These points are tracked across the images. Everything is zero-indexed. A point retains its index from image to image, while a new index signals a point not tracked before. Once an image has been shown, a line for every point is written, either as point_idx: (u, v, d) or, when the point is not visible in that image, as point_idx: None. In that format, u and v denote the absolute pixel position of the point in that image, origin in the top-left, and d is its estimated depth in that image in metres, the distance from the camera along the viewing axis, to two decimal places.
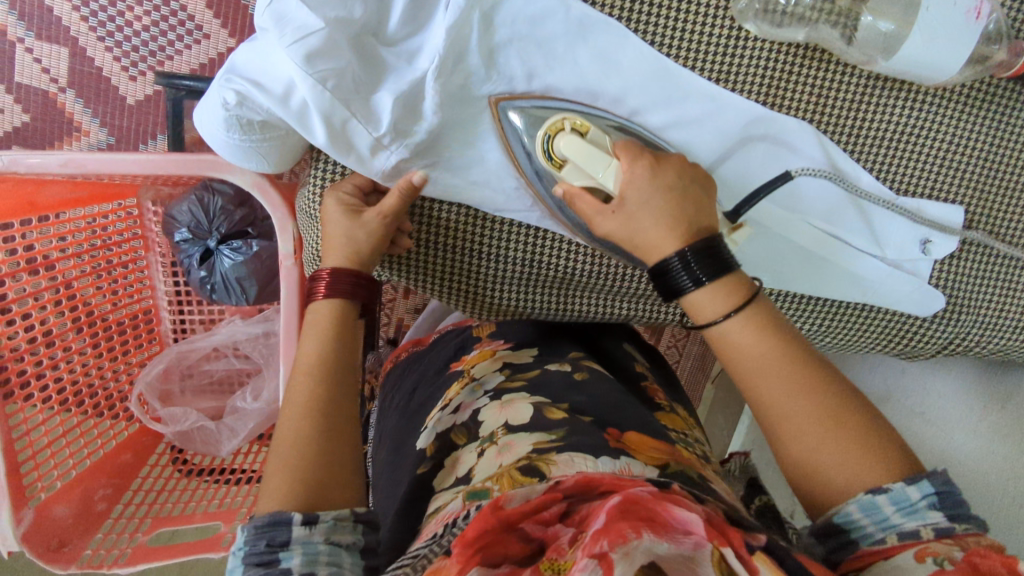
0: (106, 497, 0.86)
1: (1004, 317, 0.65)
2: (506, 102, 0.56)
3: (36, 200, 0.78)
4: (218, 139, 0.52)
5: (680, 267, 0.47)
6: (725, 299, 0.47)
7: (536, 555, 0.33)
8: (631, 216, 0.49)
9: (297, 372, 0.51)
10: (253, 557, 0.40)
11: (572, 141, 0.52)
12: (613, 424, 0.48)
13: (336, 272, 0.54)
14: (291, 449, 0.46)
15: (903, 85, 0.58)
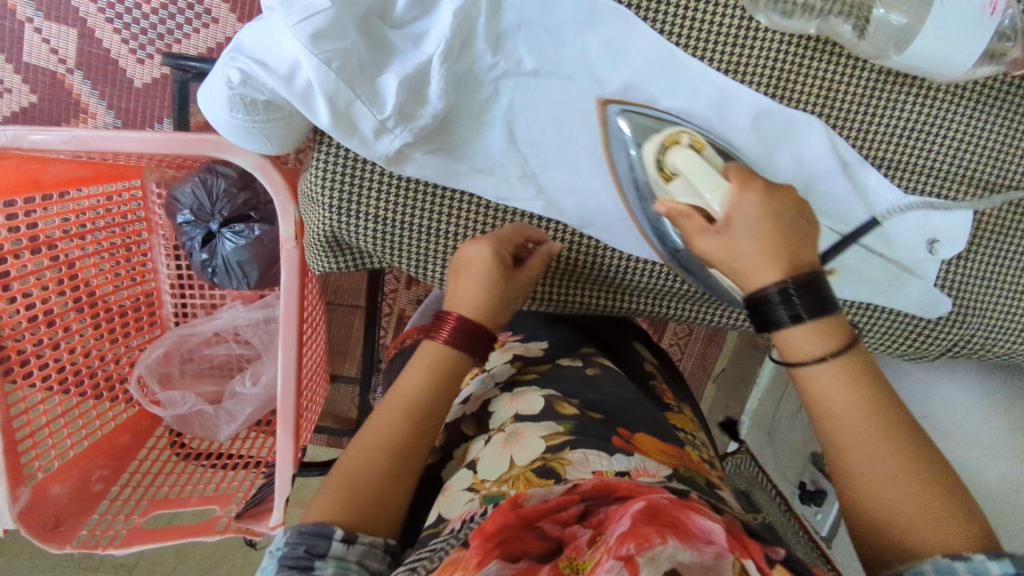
0: (104, 478, 0.86)
1: (1011, 319, 0.65)
2: (616, 107, 0.57)
3: (40, 178, 0.78)
4: (222, 119, 0.52)
5: (779, 302, 0.43)
6: (822, 341, 0.43)
7: (553, 552, 0.32)
8: (733, 240, 0.45)
9: (393, 397, 0.50)
10: (289, 560, 0.41)
11: (685, 158, 0.50)
12: (624, 424, 0.48)
13: (463, 319, 0.52)
14: (354, 468, 0.46)
15: (915, 81, 0.57)
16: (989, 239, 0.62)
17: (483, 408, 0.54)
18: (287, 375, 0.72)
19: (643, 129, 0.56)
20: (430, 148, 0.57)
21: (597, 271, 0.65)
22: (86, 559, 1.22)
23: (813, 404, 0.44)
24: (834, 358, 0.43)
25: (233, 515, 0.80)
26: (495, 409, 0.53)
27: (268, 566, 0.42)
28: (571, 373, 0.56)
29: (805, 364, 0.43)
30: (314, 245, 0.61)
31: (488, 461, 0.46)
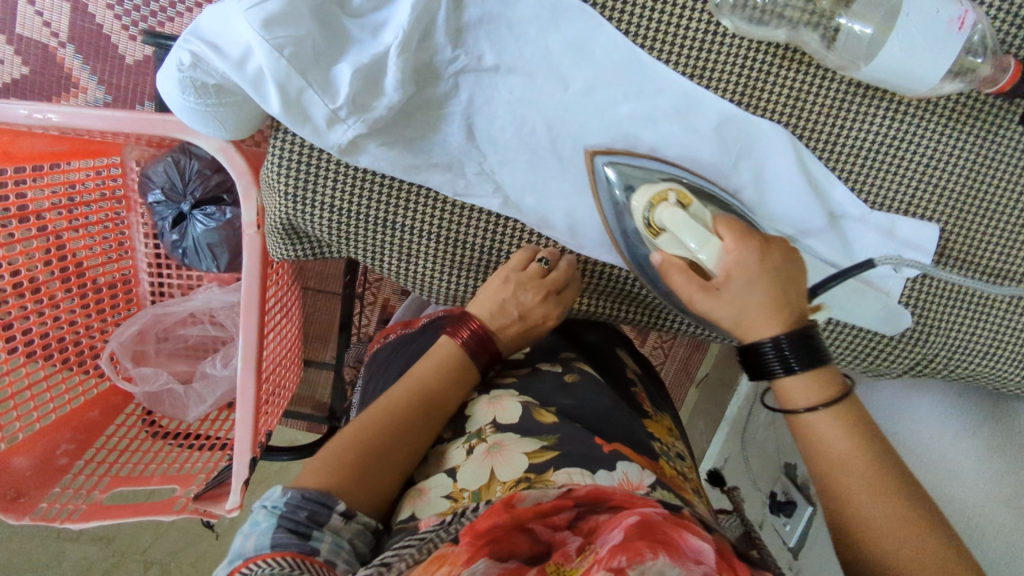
0: (68, 452, 0.86)
1: (975, 341, 0.64)
2: (602, 156, 0.58)
3: (11, 149, 0.78)
4: (174, 101, 0.51)
5: (774, 356, 0.45)
6: (818, 392, 0.45)
7: (540, 556, 0.35)
8: (733, 297, 0.46)
9: (399, 386, 0.53)
10: (289, 523, 0.40)
11: (674, 211, 0.51)
12: (602, 433, 0.48)
13: (483, 326, 0.58)
14: (353, 442, 0.48)
15: (886, 94, 0.56)
16: (955, 258, 0.61)
17: (460, 413, 0.55)
18: (246, 359, 0.71)
19: (627, 177, 0.57)
20: (385, 140, 0.56)
21: None
22: (61, 531, 1.23)
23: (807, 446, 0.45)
24: (828, 408, 0.44)
25: (191, 496, 0.81)
26: (472, 413, 0.53)
27: (261, 522, 0.40)
28: (550, 379, 0.57)
29: (800, 413, 0.45)
30: (273, 232, 0.61)
31: (470, 471, 0.46)
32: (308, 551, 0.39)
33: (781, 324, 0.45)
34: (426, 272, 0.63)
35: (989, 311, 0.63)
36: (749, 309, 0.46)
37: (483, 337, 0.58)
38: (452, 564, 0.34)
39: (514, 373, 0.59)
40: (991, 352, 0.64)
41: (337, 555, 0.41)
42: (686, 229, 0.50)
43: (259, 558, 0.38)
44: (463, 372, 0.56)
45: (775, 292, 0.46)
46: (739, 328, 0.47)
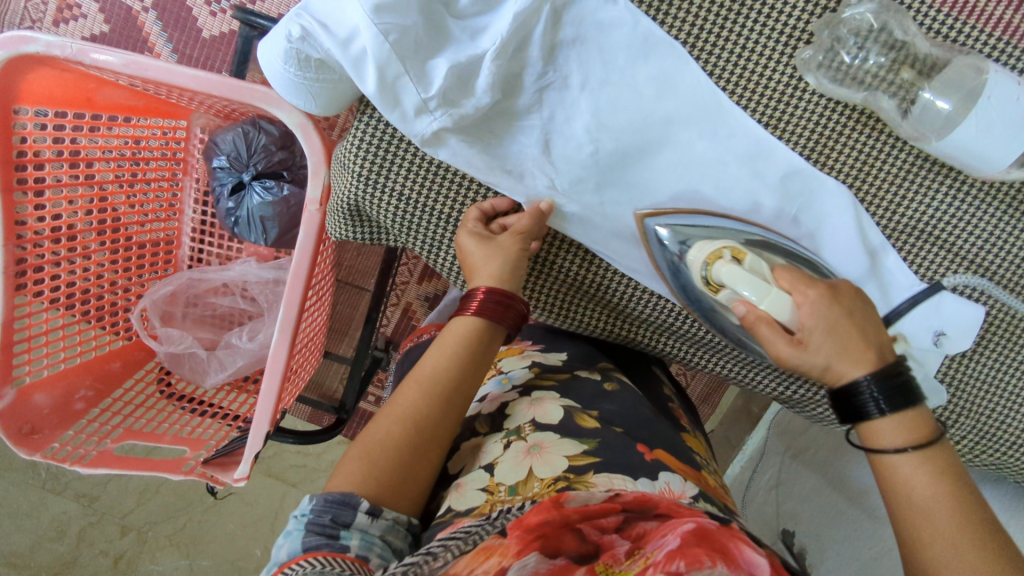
0: (87, 398, 0.87)
1: (1006, 429, 0.64)
2: (652, 218, 0.60)
3: (94, 97, 0.81)
4: (275, 70, 0.53)
5: (868, 397, 0.48)
6: (907, 434, 0.47)
7: (588, 556, 0.36)
8: (817, 348, 0.48)
9: (409, 379, 0.53)
10: (316, 526, 0.42)
11: (731, 268, 0.51)
12: (643, 440, 0.52)
13: (490, 291, 0.55)
14: (376, 445, 0.48)
15: (951, 172, 0.57)
16: (995, 344, 0.62)
17: (500, 411, 0.57)
18: (283, 332, 0.72)
19: (685, 235, 0.58)
20: (466, 137, 0.58)
21: (605, 293, 0.67)
22: (46, 484, 1.22)
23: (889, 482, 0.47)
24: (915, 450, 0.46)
25: (200, 460, 0.82)
26: (513, 413, 0.56)
27: (292, 531, 0.42)
28: (590, 385, 0.60)
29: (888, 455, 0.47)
30: (336, 211, 0.63)
31: (507, 466, 0.48)
32: (340, 549, 0.41)
33: (868, 365, 0.48)
34: None
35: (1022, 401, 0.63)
36: (836, 355, 0.48)
37: (497, 292, 0.55)
38: (503, 556, 0.35)
39: (553, 376, 0.61)
40: (1015, 441, 0.64)
41: (370, 552, 0.42)
42: (743, 281, 0.50)
43: (295, 561, 0.39)
44: (480, 349, 0.54)
45: (851, 329, 0.49)
46: (825, 374, 0.49)
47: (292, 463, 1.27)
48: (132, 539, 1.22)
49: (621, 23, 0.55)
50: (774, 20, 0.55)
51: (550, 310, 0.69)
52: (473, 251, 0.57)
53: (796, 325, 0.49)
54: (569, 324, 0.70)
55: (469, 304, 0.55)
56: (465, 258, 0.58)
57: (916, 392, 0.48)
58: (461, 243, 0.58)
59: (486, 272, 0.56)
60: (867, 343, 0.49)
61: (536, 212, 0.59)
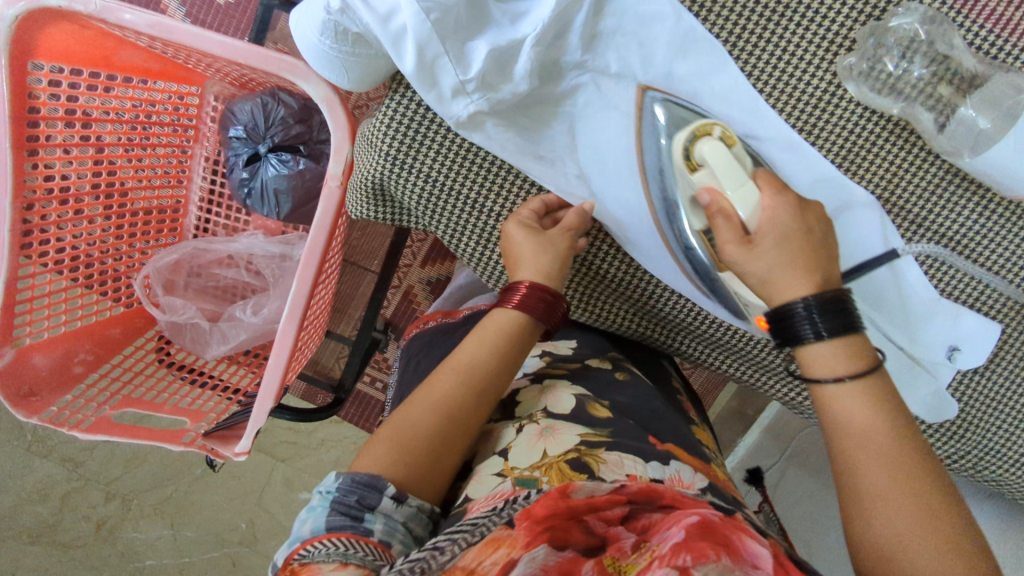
0: (85, 363, 0.86)
1: (1009, 447, 0.65)
2: (655, 94, 0.57)
3: (112, 58, 0.80)
4: (311, 43, 0.53)
5: (804, 318, 0.47)
6: (845, 361, 0.46)
7: (596, 548, 0.36)
8: (763, 253, 0.49)
9: (445, 366, 0.53)
10: (341, 506, 0.42)
11: (716, 149, 0.53)
12: (654, 432, 0.52)
13: (533, 286, 0.55)
14: (408, 429, 0.48)
15: (979, 189, 0.57)
16: (1007, 362, 0.62)
17: (511, 397, 0.59)
18: (294, 308, 0.71)
19: (676, 118, 0.56)
20: (502, 122, 0.58)
21: (628, 290, 0.66)
22: (33, 445, 1.21)
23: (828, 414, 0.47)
24: (851, 379, 0.46)
25: (201, 431, 0.81)
26: (525, 400, 0.57)
27: (317, 507, 0.42)
28: (602, 375, 0.61)
29: (823, 382, 0.47)
30: (359, 191, 0.62)
31: (521, 451, 0.48)
32: (363, 532, 0.41)
33: (811, 288, 0.47)
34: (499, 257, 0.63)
35: None
36: (779, 266, 0.48)
37: (543, 289, 0.55)
38: (511, 548, 0.35)
39: (565, 366, 0.62)
40: (1018, 462, 0.65)
41: (392, 537, 0.42)
42: (721, 162, 0.52)
43: (315, 540, 0.40)
44: (518, 346, 0.54)
45: (804, 247, 0.49)
46: (764, 285, 0.49)
47: (282, 439, 1.26)
48: (116, 506, 1.21)
49: (663, 18, 0.55)
50: (818, 24, 0.54)
51: (573, 304, 0.68)
52: (521, 241, 0.57)
53: (755, 227, 0.50)
54: (587, 318, 0.69)
55: (513, 296, 0.55)
56: (513, 248, 0.57)
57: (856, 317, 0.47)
58: (509, 231, 0.58)
59: (533, 266, 0.56)
60: (814, 264, 0.49)
61: (579, 209, 0.59)
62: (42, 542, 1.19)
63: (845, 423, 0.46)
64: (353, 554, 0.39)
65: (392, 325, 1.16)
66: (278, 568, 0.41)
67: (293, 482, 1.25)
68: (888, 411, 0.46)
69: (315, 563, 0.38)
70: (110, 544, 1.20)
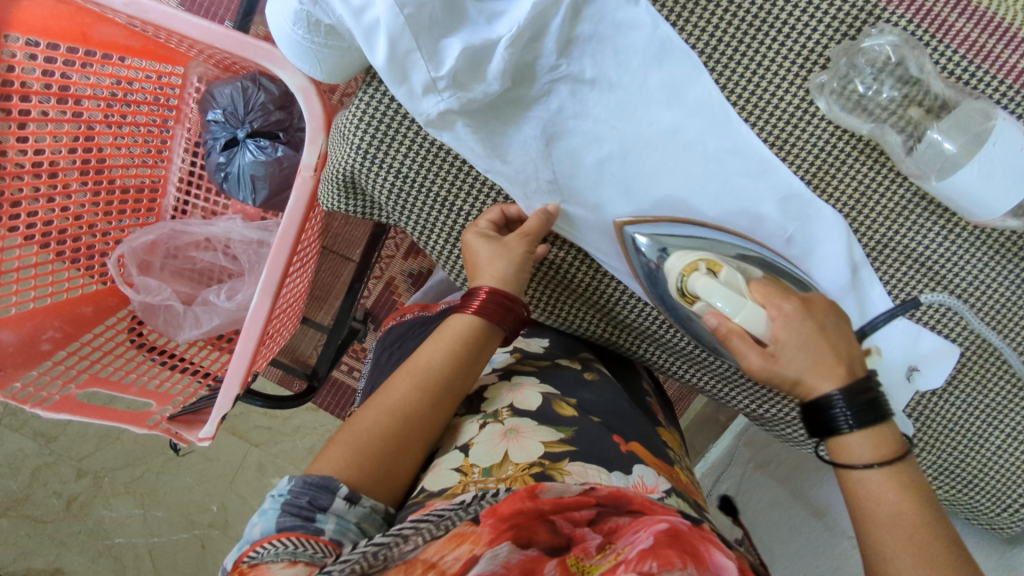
0: (54, 340, 0.85)
1: (962, 468, 0.66)
2: (630, 225, 0.60)
3: (90, 33, 0.79)
4: (284, 31, 0.53)
5: (838, 411, 0.48)
6: (875, 449, 0.47)
7: (560, 548, 0.37)
8: (786, 360, 0.49)
9: (403, 370, 0.53)
10: (292, 507, 0.42)
11: (706, 280, 0.51)
12: (620, 432, 0.53)
13: (491, 292, 0.55)
14: (363, 432, 0.48)
15: (946, 214, 0.58)
16: (964, 385, 0.63)
17: (478, 393, 0.58)
18: (265, 297, 0.71)
19: (664, 243, 0.58)
20: (472, 122, 0.58)
21: (595, 294, 0.66)
22: (4, 419, 1.20)
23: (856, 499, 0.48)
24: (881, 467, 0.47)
25: (166, 415, 0.81)
26: (493, 397, 0.56)
27: (268, 510, 0.42)
28: (570, 374, 0.61)
29: (854, 470, 0.48)
30: (331, 182, 0.62)
31: (483, 449, 0.49)
32: (313, 532, 0.41)
33: (837, 379, 0.49)
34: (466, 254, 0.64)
35: (982, 444, 0.65)
36: (808, 369, 0.49)
37: (500, 294, 0.55)
38: (475, 544, 0.36)
39: (534, 362, 0.62)
40: (972, 481, 0.66)
41: (344, 536, 0.42)
42: (715, 294, 0.50)
43: (265, 541, 0.40)
44: (473, 348, 0.54)
45: (823, 343, 0.50)
46: (796, 387, 0.50)
47: (257, 424, 1.26)
48: (86, 483, 1.21)
49: (640, 26, 0.55)
50: (794, 41, 0.55)
51: (540, 307, 0.69)
52: (480, 251, 0.58)
53: (770, 337, 0.49)
54: (556, 321, 0.70)
55: (471, 302, 0.56)
56: (470, 256, 0.59)
57: (884, 407, 0.49)
58: (468, 241, 0.59)
59: (491, 273, 0.56)
60: (837, 357, 0.50)
61: (543, 213, 0.58)
62: (10, 515, 1.18)
63: (875, 508, 0.47)
64: (303, 552, 0.40)
65: (371, 315, 1.16)
66: (228, 572, 0.41)
67: (265, 467, 1.25)
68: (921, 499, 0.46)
69: (264, 564, 0.39)
70: (78, 522, 1.20)
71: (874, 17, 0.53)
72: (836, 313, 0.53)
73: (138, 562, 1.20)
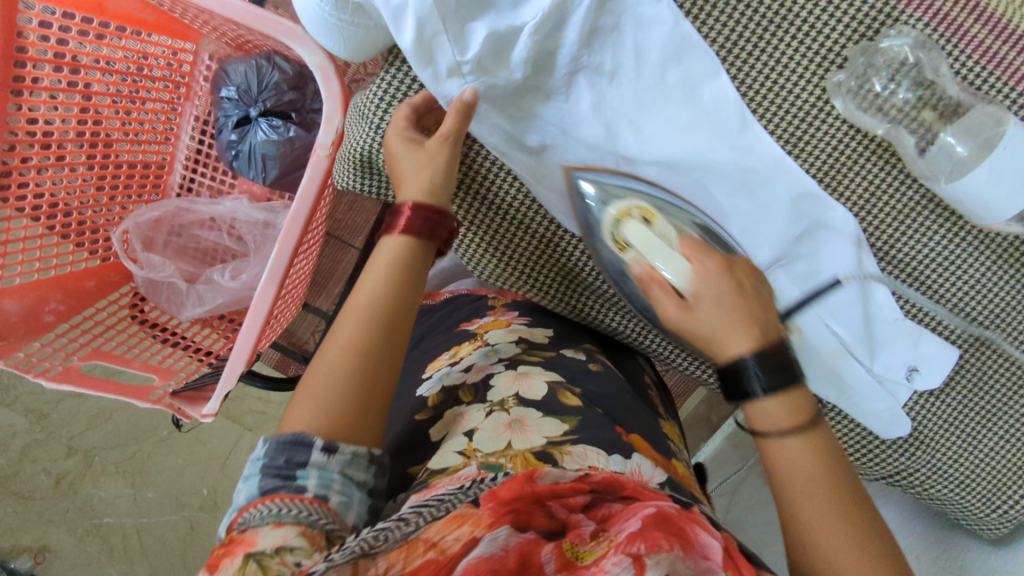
0: (57, 312, 0.85)
1: (955, 468, 0.67)
2: (579, 172, 0.60)
3: (105, 5, 0.78)
4: (311, 8, 0.53)
5: (752, 375, 0.46)
6: (791, 416, 0.46)
7: (556, 532, 0.38)
8: (702, 317, 0.48)
9: (348, 309, 0.51)
10: (272, 469, 0.43)
11: (640, 229, 0.52)
12: (621, 423, 0.54)
13: (416, 208, 0.53)
14: (320, 379, 0.48)
15: (953, 217, 0.59)
16: (961, 389, 0.64)
17: (484, 380, 0.58)
18: (272, 275, 0.71)
19: (605, 195, 0.58)
20: (492, 109, 0.58)
21: (600, 283, 0.68)
22: None
23: (774, 467, 0.46)
24: (798, 435, 0.45)
25: (169, 390, 0.81)
26: (498, 384, 0.57)
27: (251, 475, 0.43)
28: (574, 364, 0.62)
29: (772, 438, 0.46)
30: (347, 161, 0.63)
31: (486, 436, 0.49)
32: (296, 491, 0.42)
33: (751, 340, 0.47)
34: (485, 234, 0.66)
35: (976, 445, 0.66)
36: (721, 325, 0.48)
37: (426, 208, 0.53)
38: (475, 526, 0.36)
39: (538, 352, 0.63)
40: (964, 482, 0.68)
41: (328, 490, 0.43)
42: (644, 241, 0.52)
43: (251, 506, 0.41)
44: (413, 270, 0.53)
45: (739, 302, 0.48)
46: (711, 345, 0.49)
47: (252, 409, 1.26)
48: (77, 461, 1.20)
49: (660, 22, 0.55)
50: (814, 39, 0.55)
51: (547, 294, 0.70)
52: (406, 163, 0.55)
53: (689, 292, 0.49)
54: (565, 310, 0.71)
55: (394, 223, 0.53)
56: (396, 165, 0.55)
57: (799, 371, 0.47)
58: (393, 147, 0.56)
59: (416, 185, 0.54)
60: (752, 319, 0.48)
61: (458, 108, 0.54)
62: None
63: (791, 476, 0.45)
64: (288, 513, 0.40)
65: None
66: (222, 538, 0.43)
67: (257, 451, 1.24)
68: (836, 465, 0.45)
69: (252, 528, 0.40)
70: (68, 498, 1.19)
71: (893, 19, 0.54)
72: (757, 278, 0.51)
73: (127, 542, 1.20)
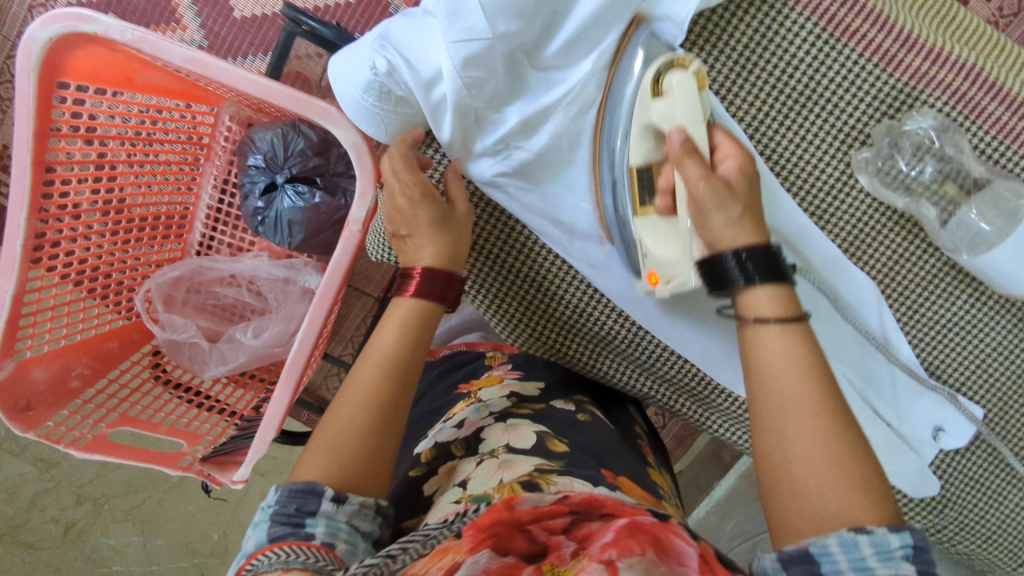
0: (83, 377, 0.85)
1: (984, 524, 0.67)
2: (643, 26, 0.56)
3: (134, 78, 0.80)
4: (352, 97, 0.57)
5: (737, 266, 0.47)
6: (775, 305, 0.46)
7: (537, 556, 0.34)
8: (721, 198, 0.47)
9: (364, 357, 0.52)
10: (281, 516, 0.43)
11: (687, 79, 0.50)
12: (608, 465, 0.51)
13: (428, 273, 0.54)
14: (336, 429, 0.48)
15: (973, 283, 0.61)
16: (987, 447, 0.65)
17: (475, 434, 0.55)
18: (306, 337, 0.72)
19: (649, 54, 0.55)
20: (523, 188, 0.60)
21: (631, 349, 0.68)
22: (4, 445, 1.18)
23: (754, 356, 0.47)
24: (780, 322, 0.46)
25: (199, 456, 0.83)
26: (488, 436, 0.53)
27: (260, 522, 0.43)
28: (564, 415, 0.60)
29: (753, 324, 0.47)
30: (382, 233, 0.65)
31: (478, 481, 0.45)
32: (305, 538, 0.42)
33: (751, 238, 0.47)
34: (515, 299, 0.67)
35: (1004, 501, 0.66)
36: (733, 219, 0.47)
37: (436, 273, 0.54)
38: (456, 553, 0.34)
39: (529, 405, 0.60)
40: (991, 537, 0.68)
41: (335, 538, 0.43)
42: (686, 98, 0.50)
43: (260, 553, 0.41)
44: (422, 330, 0.54)
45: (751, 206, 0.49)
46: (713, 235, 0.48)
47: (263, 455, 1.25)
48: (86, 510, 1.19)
49: None
50: (840, 116, 0.58)
51: (577, 359, 0.70)
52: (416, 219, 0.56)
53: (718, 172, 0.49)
54: (593, 373, 0.71)
55: (406, 286, 0.55)
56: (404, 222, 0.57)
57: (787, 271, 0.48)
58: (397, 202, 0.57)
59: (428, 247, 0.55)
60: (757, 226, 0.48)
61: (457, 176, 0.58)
62: (7, 541, 1.17)
63: (766, 363, 0.46)
64: (296, 560, 0.40)
65: None
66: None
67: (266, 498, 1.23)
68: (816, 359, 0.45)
69: (261, 574, 0.40)
70: (76, 548, 1.18)
71: (916, 101, 0.57)
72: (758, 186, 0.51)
73: None
